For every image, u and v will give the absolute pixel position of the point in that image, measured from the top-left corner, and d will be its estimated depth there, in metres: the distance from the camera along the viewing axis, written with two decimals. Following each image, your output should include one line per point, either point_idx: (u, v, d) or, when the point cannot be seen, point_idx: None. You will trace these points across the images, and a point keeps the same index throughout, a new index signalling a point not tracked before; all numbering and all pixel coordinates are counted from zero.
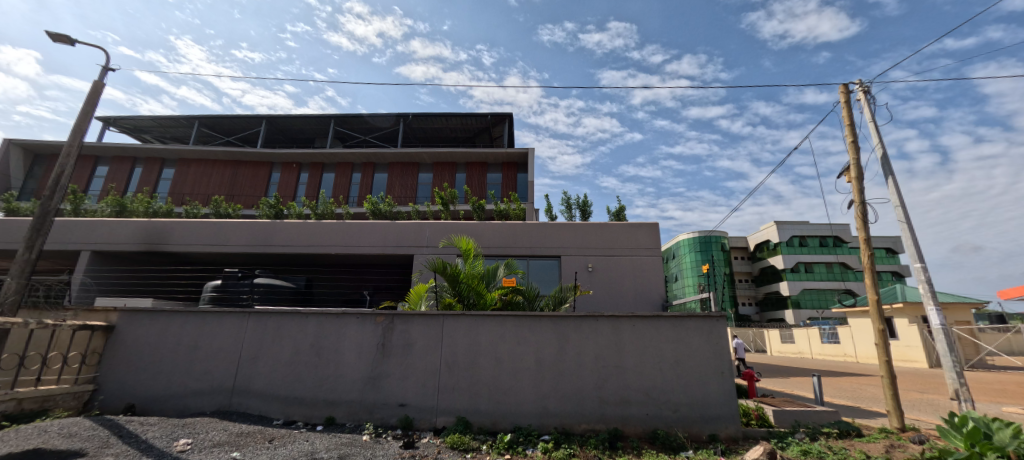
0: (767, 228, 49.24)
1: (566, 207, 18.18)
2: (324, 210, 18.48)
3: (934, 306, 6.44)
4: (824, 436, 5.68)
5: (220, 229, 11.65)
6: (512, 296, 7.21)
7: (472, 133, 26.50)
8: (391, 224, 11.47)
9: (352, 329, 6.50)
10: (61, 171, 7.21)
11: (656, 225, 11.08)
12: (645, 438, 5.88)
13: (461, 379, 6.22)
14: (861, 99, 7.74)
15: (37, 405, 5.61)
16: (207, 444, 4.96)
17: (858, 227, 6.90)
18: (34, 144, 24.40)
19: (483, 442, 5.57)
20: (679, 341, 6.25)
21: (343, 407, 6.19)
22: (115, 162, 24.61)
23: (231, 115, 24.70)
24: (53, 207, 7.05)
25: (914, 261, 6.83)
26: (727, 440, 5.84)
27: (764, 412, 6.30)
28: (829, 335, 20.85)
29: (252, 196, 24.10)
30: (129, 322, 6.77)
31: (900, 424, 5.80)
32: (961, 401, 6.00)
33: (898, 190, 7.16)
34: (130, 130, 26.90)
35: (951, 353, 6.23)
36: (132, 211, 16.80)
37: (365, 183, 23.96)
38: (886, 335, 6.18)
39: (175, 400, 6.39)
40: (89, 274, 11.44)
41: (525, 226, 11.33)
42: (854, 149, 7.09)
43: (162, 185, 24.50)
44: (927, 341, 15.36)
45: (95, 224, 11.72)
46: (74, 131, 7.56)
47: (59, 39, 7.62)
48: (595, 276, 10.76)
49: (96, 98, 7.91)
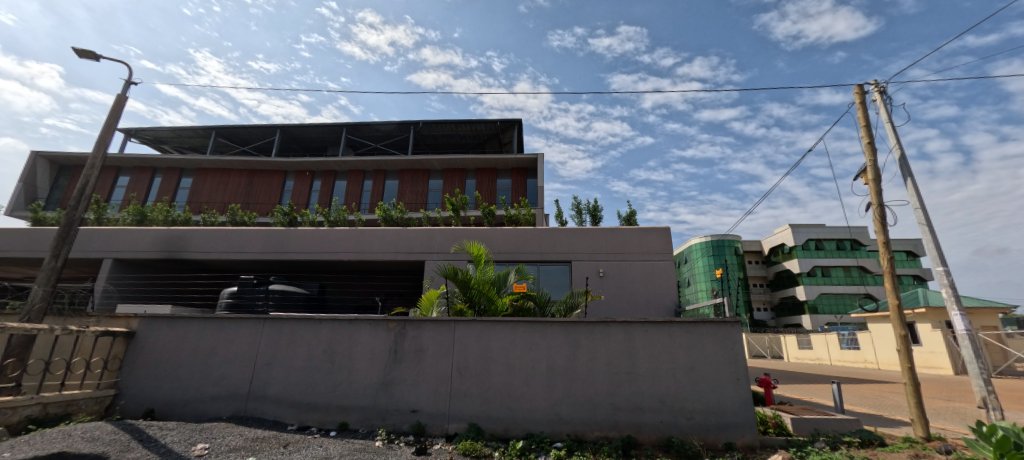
0: (782, 231, 48.45)
1: (577, 212, 18.10)
2: (336, 217, 18.86)
3: (959, 311, 6.23)
4: (845, 445, 5.54)
5: (236, 236, 11.85)
6: (522, 302, 7.08)
7: (482, 139, 26.72)
8: (402, 231, 11.53)
9: (364, 335, 6.57)
10: (85, 183, 7.46)
11: (668, 229, 10.96)
12: (659, 446, 5.79)
13: (473, 386, 6.23)
14: (877, 99, 7.57)
15: (61, 409, 5.77)
16: (224, 449, 5.04)
17: (877, 230, 6.73)
18: (60, 157, 25.23)
19: (495, 450, 5.55)
20: (693, 347, 6.16)
21: (357, 413, 6.24)
22: (136, 172, 25.34)
23: (247, 125, 25.25)
24: (78, 216, 7.32)
25: (937, 264, 6.63)
26: (744, 448, 5.71)
27: (782, 420, 6.17)
28: (849, 341, 20.35)
29: (267, 204, 24.54)
30: (149, 327, 6.93)
31: (925, 433, 5.60)
32: (989, 410, 5.77)
33: (917, 191, 6.98)
34: (150, 141, 27.71)
35: (978, 359, 6.02)
36: (152, 219, 17.24)
37: (376, 190, 24.24)
38: (909, 341, 5.96)
39: (192, 405, 6.51)
40: (111, 282, 11.80)
41: (536, 231, 11.31)
42: (871, 150, 6.94)
43: (180, 194, 25.12)
44: (952, 347, 14.87)
45: (117, 233, 12.04)
46: (99, 143, 7.86)
47: (85, 55, 7.98)
48: (606, 281, 10.68)
49: (118, 111, 8.20)
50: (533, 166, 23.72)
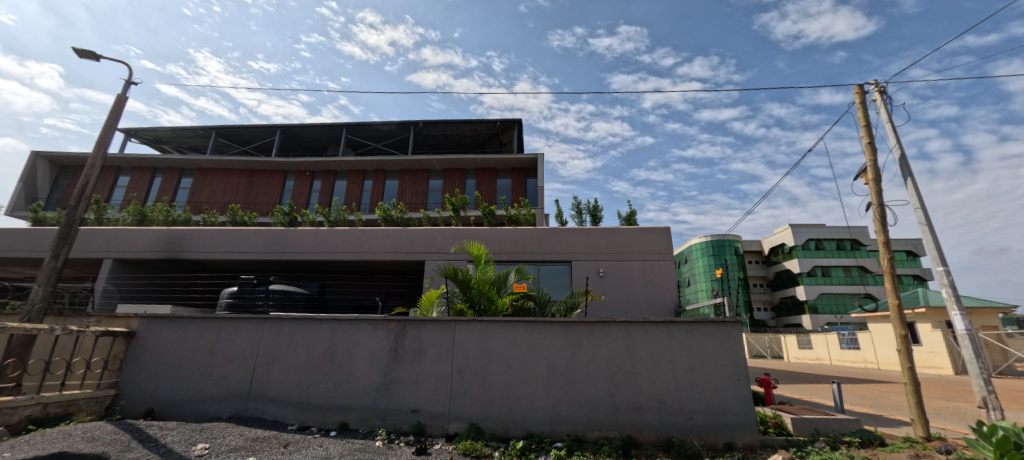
0: (783, 231, 48.45)
1: (577, 212, 18.11)
2: (336, 217, 18.85)
3: (959, 311, 6.22)
4: (845, 445, 5.54)
5: (236, 237, 11.85)
6: (522, 301, 7.08)
7: (482, 139, 26.72)
8: (403, 230, 11.53)
9: (364, 335, 6.57)
10: (85, 183, 7.46)
11: (668, 229, 10.96)
12: (660, 446, 5.79)
13: (473, 385, 6.23)
14: (877, 99, 7.57)
15: (61, 409, 5.76)
16: (224, 449, 5.04)
17: (877, 230, 6.72)
18: (60, 157, 25.24)
19: (495, 450, 5.55)
20: (693, 347, 6.16)
21: (357, 413, 6.24)
22: (136, 172, 25.34)
23: (247, 125, 25.25)
24: (78, 216, 7.31)
25: (937, 264, 6.63)
26: (744, 448, 5.71)
27: (782, 420, 6.18)
28: (849, 340, 20.35)
29: (267, 204, 24.54)
30: (149, 327, 6.94)
31: (926, 433, 5.60)
32: (990, 410, 5.77)
33: (917, 191, 6.98)
34: (150, 141, 27.72)
35: (978, 359, 6.02)
36: (152, 219, 17.25)
37: (376, 189, 24.23)
38: (909, 341, 5.96)
39: (192, 405, 6.51)
40: (111, 282, 11.81)
41: (536, 231, 11.31)
42: (872, 150, 6.93)
43: (180, 194, 25.12)
44: (952, 347, 14.87)
45: (117, 233, 12.05)
46: (99, 143, 7.85)
47: (85, 56, 7.98)
48: (607, 281, 10.68)
49: (119, 111, 8.21)
50: (533, 166, 23.72)
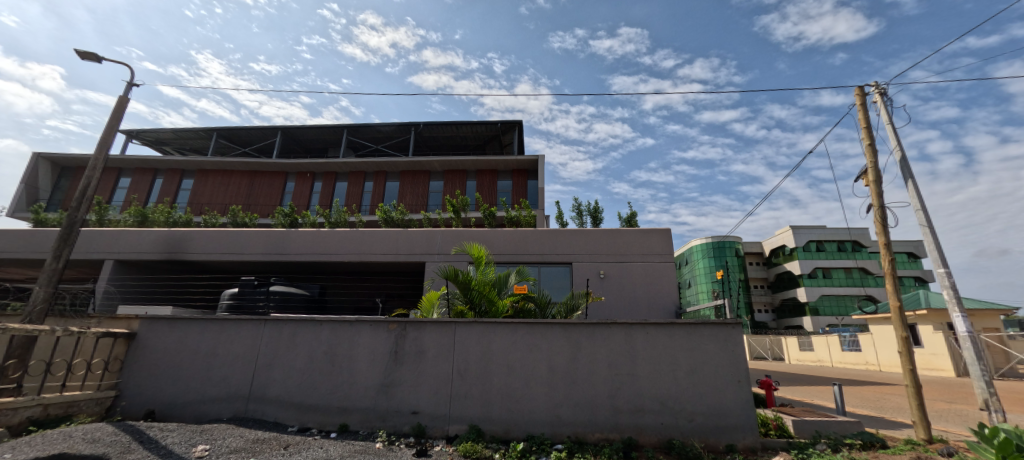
0: (783, 233, 48.39)
1: (577, 214, 18.11)
2: (337, 218, 18.86)
3: (961, 313, 6.21)
4: (846, 447, 5.52)
5: (237, 238, 11.88)
6: (523, 303, 7.09)
7: (482, 140, 26.76)
8: (403, 232, 11.55)
9: (365, 336, 6.57)
10: (86, 184, 7.47)
11: (668, 230, 10.95)
12: (661, 447, 5.78)
13: (473, 387, 6.22)
14: (877, 101, 7.59)
15: (61, 410, 5.77)
16: (225, 450, 5.04)
17: (878, 232, 6.72)
18: (62, 158, 25.30)
19: (496, 451, 5.54)
20: (693, 348, 6.16)
21: (357, 414, 6.24)
22: (138, 174, 25.40)
23: (248, 126, 25.32)
24: (79, 217, 7.33)
25: (937, 266, 6.63)
26: (744, 450, 5.69)
27: (783, 422, 6.18)
28: (850, 342, 20.31)
29: (268, 205, 24.59)
30: (149, 328, 6.94)
31: (927, 435, 5.58)
32: (991, 411, 5.74)
33: (918, 193, 6.98)
34: (151, 143, 27.79)
35: (980, 361, 6.01)
36: (153, 221, 17.33)
37: (376, 191, 24.26)
38: (910, 343, 5.96)
39: (193, 406, 6.52)
40: (112, 282, 11.86)
41: (537, 232, 11.33)
42: (872, 151, 6.93)
43: (182, 195, 25.18)
44: (954, 349, 14.83)
45: (118, 235, 12.07)
46: (100, 145, 7.87)
47: (87, 57, 7.99)
48: (607, 283, 10.67)
49: (121, 113, 8.22)
50: (533, 168, 23.75)
